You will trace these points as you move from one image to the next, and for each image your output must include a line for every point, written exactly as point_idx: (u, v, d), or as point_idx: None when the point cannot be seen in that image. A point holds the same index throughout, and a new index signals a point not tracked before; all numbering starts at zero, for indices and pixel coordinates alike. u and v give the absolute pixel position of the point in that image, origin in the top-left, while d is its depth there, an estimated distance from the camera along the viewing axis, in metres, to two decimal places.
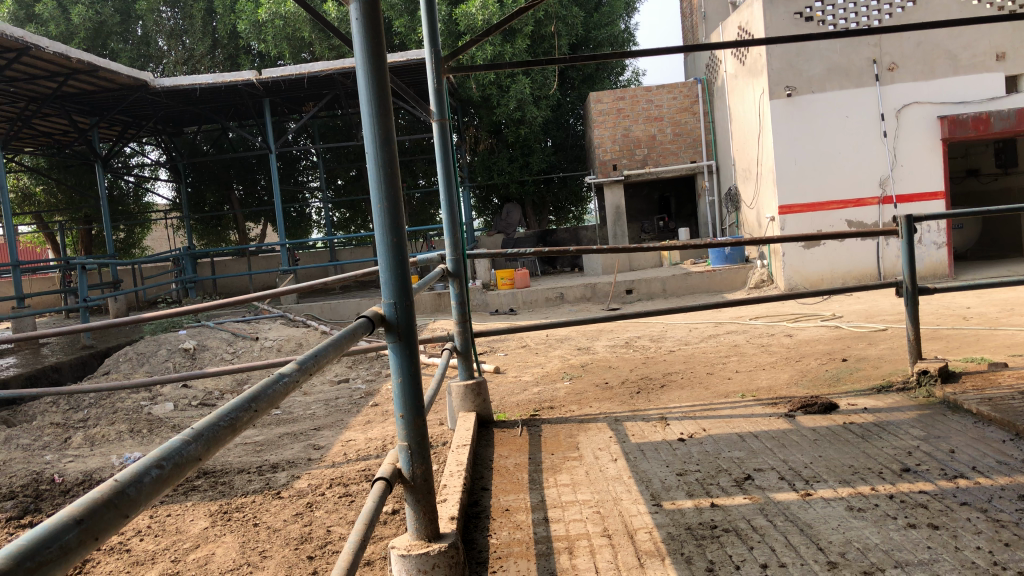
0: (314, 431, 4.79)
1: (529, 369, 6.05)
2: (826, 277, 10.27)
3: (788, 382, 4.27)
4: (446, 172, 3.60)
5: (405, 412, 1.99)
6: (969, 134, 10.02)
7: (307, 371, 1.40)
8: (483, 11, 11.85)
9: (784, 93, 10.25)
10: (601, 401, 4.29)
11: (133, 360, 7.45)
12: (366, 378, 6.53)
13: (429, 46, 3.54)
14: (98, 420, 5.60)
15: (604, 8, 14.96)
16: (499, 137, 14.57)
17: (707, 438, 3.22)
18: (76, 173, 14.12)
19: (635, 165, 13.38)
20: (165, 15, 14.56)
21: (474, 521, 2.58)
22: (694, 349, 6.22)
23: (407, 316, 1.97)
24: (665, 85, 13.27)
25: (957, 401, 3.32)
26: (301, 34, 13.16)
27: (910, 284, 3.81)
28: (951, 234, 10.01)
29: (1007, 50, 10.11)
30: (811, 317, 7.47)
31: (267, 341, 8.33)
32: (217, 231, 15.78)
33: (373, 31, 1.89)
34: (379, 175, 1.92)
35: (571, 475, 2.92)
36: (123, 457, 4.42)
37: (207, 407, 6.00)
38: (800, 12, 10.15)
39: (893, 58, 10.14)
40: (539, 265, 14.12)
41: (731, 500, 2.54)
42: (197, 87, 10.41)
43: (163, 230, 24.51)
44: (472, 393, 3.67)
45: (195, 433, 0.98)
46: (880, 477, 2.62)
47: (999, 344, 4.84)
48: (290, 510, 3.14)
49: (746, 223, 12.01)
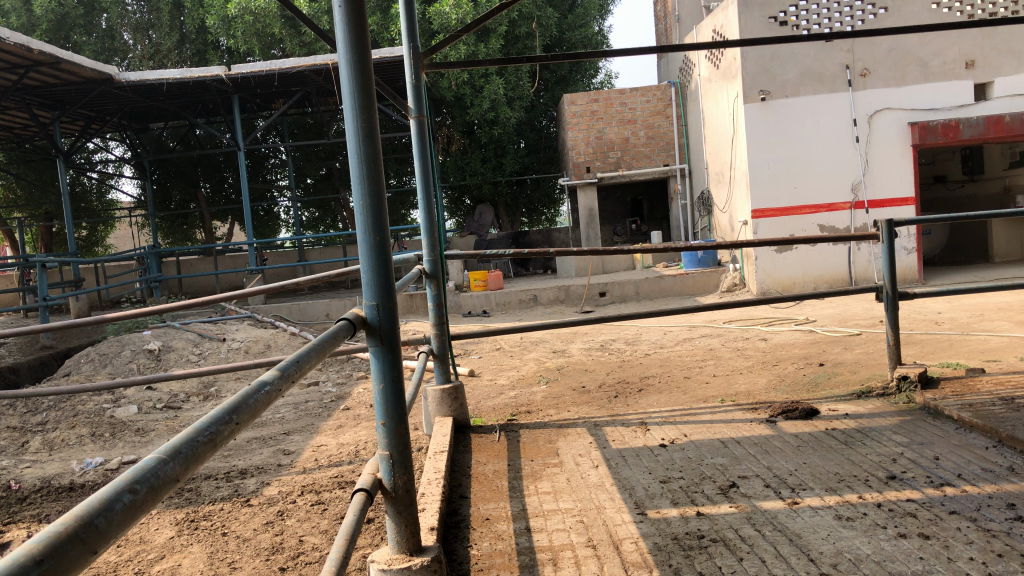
0: (283, 435, 4.67)
1: (503, 372, 5.96)
2: (798, 281, 10.34)
3: (766, 387, 4.24)
4: (423, 171, 3.50)
5: (386, 419, 1.90)
6: (938, 140, 10.18)
7: (289, 379, 1.30)
8: (457, 10, 11.76)
9: (758, 97, 10.29)
10: (579, 405, 4.22)
11: (95, 361, 7.27)
12: (336, 381, 6.39)
13: (407, 43, 3.45)
14: (58, 423, 5.43)
15: (578, 10, 14.94)
16: (472, 137, 14.48)
17: (689, 444, 3.17)
18: (37, 169, 13.80)
19: (608, 167, 13.34)
20: (131, 8, 14.25)
21: (453, 531, 2.50)
22: (669, 353, 6.19)
23: (389, 317, 1.88)
24: (638, 88, 13.29)
25: (938, 406, 3.30)
26: (271, 30, 12.91)
27: (890, 288, 3.78)
28: (922, 240, 10.12)
29: (976, 58, 10.23)
30: (785, 321, 7.50)
31: (234, 342, 8.15)
32: (184, 229, 15.52)
33: (357, 18, 1.81)
34: (361, 170, 1.83)
35: (552, 483, 2.85)
36: (84, 463, 4.25)
37: (172, 410, 5.84)
38: (774, 16, 10.19)
39: (865, 64, 10.25)
40: (511, 266, 14.09)
41: (717, 509, 2.49)
42: (165, 81, 10.18)
43: (127, 228, 24.16)
44: (448, 397, 3.60)
45: (171, 451, 0.89)
46: (867, 484, 2.58)
47: (973, 349, 4.86)
48: (261, 519, 3.03)
49: (718, 227, 12.06)
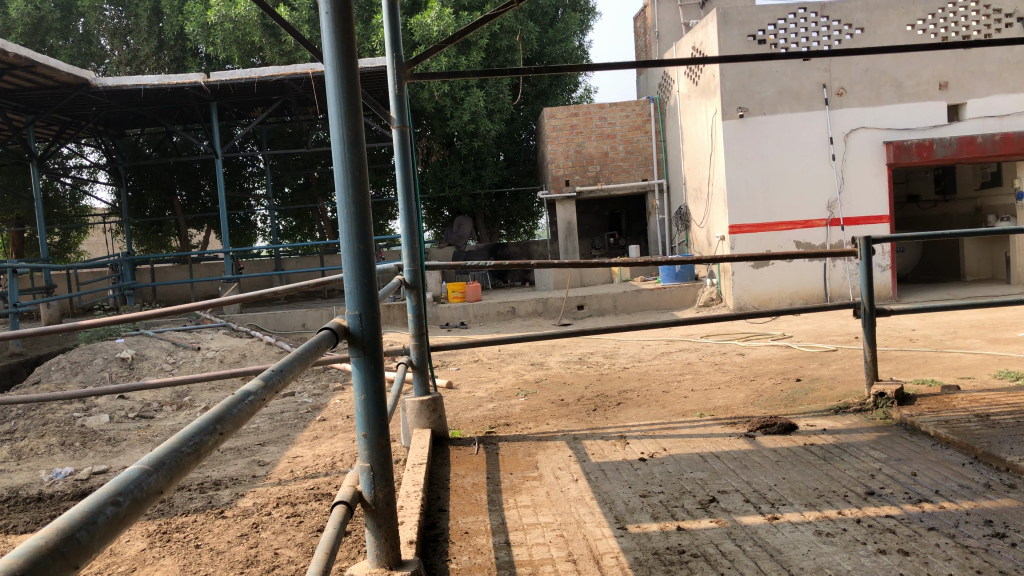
0: (258, 446, 4.60)
1: (481, 385, 5.93)
2: (774, 297, 10.43)
3: (744, 402, 4.24)
4: (404, 180, 3.48)
5: (367, 431, 1.88)
6: (912, 159, 10.32)
7: (273, 388, 1.28)
8: (438, 22, 11.81)
9: (736, 114, 10.41)
10: (557, 418, 4.20)
11: (66, 369, 7.15)
12: (312, 392, 6.32)
13: (390, 52, 3.45)
14: (27, 432, 5.32)
15: (558, 25, 15.04)
16: (452, 149, 14.50)
17: (668, 459, 3.16)
18: (8, 173, 13.60)
19: (587, 181, 13.37)
20: (109, 13, 14.14)
21: (432, 544, 2.47)
22: (647, 366, 6.19)
23: (372, 328, 1.86)
24: (618, 103, 13.36)
25: (914, 423, 3.33)
26: (251, 38, 12.85)
27: (867, 304, 3.81)
28: (896, 258, 10.25)
29: (949, 79, 10.41)
30: (762, 336, 7.55)
31: (209, 352, 8.05)
32: (158, 236, 15.36)
33: (344, 25, 1.80)
34: (346, 179, 1.82)
35: (531, 496, 2.83)
36: (53, 473, 4.17)
37: (144, 420, 5.74)
38: (753, 35, 10.30)
39: (841, 83, 10.40)
40: (489, 278, 14.09)
41: (698, 523, 2.48)
42: (142, 87, 10.09)
43: (101, 235, 23.99)
44: (427, 409, 3.57)
45: (155, 461, 0.86)
46: (846, 500, 2.59)
47: (947, 366, 4.91)
48: (234, 531, 2.98)
49: (696, 242, 12.14)
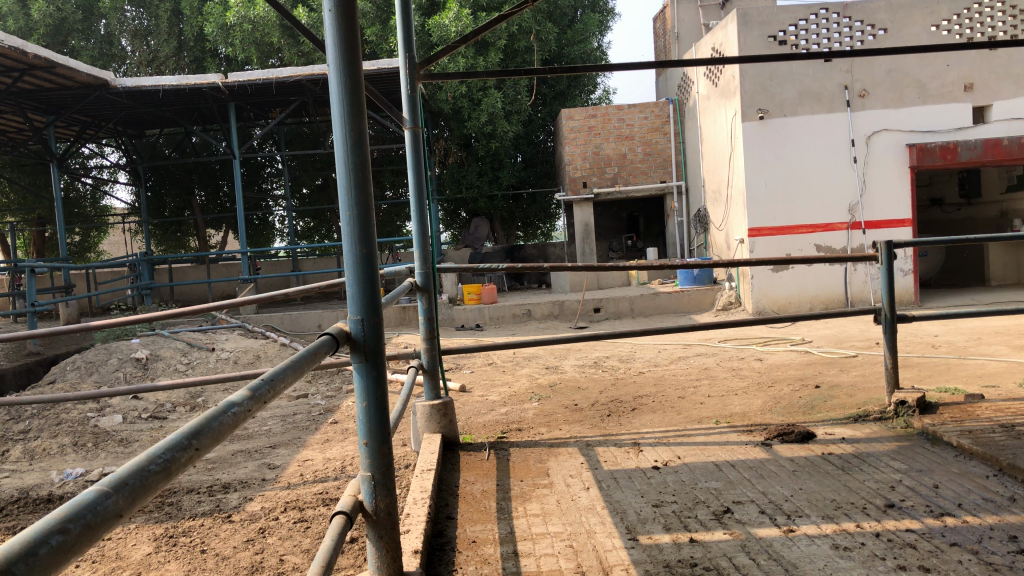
0: (269, 448, 4.57)
1: (495, 388, 5.87)
2: (793, 301, 10.32)
3: (761, 408, 4.17)
4: (416, 181, 3.42)
5: (369, 439, 1.84)
6: (936, 162, 10.15)
7: (260, 399, 1.23)
8: (457, 22, 11.79)
9: (756, 116, 10.31)
10: (570, 424, 4.13)
11: (81, 369, 7.19)
12: (326, 394, 6.29)
13: (403, 53, 3.40)
14: (41, 432, 5.34)
15: (577, 26, 14.99)
16: (470, 151, 14.45)
17: (682, 467, 3.09)
18: (30, 173, 13.73)
19: (605, 183, 13.28)
20: (129, 15, 14.27)
21: (438, 554, 2.41)
22: (663, 371, 6.12)
23: (374, 333, 1.81)
24: (637, 104, 13.25)
25: (936, 433, 3.23)
26: (270, 39, 12.91)
27: (888, 310, 3.71)
28: (919, 262, 10.10)
29: (975, 81, 10.24)
30: (781, 341, 7.45)
31: (224, 352, 8.05)
32: (177, 236, 15.47)
33: (348, 22, 1.75)
34: (349, 182, 1.78)
35: (541, 504, 2.78)
36: (64, 473, 4.17)
37: (157, 421, 5.74)
38: (773, 35, 10.18)
39: (864, 84, 10.26)
40: (506, 280, 14.07)
41: (711, 535, 2.41)
42: (160, 88, 10.13)
43: (121, 235, 24.33)
44: (438, 413, 3.52)
45: (116, 482, 0.82)
46: (865, 513, 2.51)
47: (972, 374, 4.79)
48: (241, 536, 2.94)
49: (715, 245, 12.03)
